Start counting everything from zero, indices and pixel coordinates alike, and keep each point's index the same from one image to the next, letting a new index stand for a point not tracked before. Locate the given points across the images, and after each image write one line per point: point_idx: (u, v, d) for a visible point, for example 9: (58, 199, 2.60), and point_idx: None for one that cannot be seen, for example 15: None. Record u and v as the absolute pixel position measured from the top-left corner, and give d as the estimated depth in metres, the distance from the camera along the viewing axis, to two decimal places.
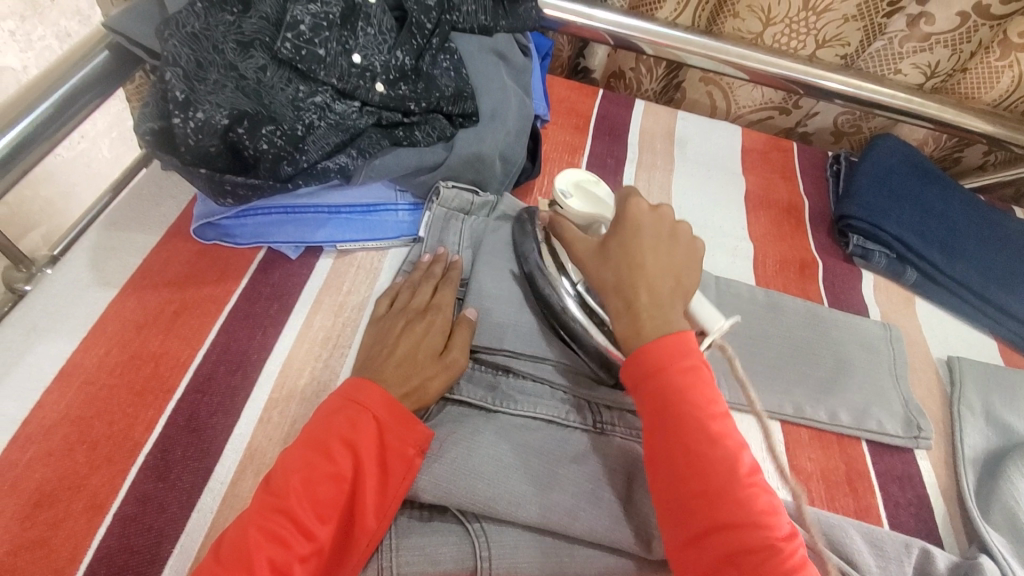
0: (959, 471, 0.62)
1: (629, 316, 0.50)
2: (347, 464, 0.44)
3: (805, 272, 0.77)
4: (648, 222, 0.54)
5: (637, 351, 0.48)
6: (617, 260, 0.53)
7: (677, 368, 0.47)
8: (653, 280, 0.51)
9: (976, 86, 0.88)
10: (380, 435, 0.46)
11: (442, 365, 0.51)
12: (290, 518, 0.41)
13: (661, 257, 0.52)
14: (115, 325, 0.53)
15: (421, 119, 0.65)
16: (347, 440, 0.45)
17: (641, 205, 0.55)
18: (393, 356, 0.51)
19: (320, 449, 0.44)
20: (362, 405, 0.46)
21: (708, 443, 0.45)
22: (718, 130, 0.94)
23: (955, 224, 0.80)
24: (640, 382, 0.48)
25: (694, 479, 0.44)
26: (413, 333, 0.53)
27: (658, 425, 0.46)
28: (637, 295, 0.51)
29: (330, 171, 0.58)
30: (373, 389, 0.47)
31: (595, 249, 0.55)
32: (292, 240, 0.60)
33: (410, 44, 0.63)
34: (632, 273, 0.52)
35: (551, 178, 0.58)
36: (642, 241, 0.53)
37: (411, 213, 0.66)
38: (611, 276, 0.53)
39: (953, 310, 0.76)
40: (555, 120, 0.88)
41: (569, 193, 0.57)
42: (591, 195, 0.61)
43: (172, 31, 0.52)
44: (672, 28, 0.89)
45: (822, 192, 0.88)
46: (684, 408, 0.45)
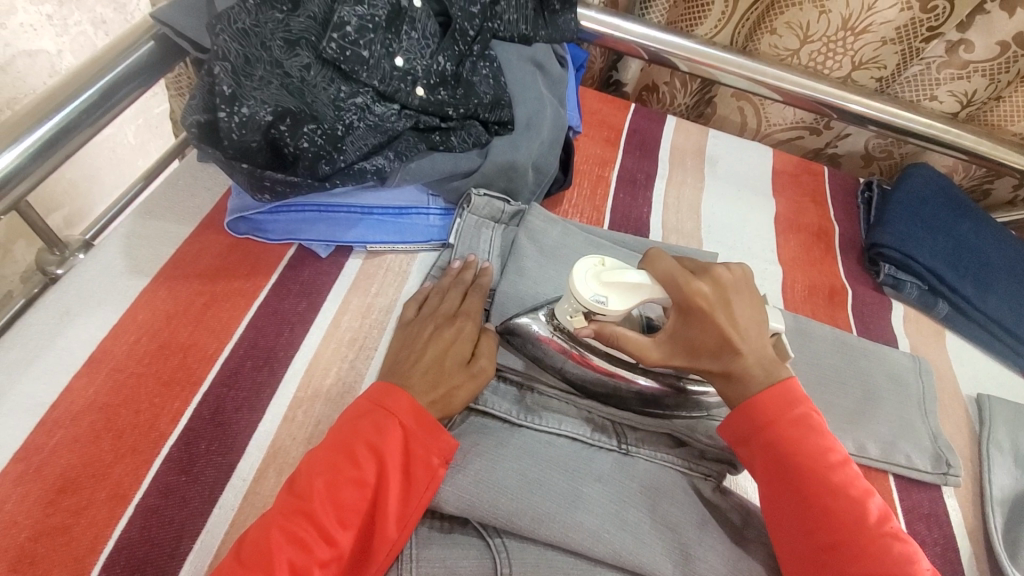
0: (987, 512, 0.60)
1: (739, 391, 0.49)
2: (371, 470, 0.44)
3: (834, 299, 0.76)
4: (714, 296, 0.49)
5: (745, 408, 0.49)
6: (705, 342, 0.49)
7: (788, 420, 0.48)
8: (740, 353, 0.49)
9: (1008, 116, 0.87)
10: (405, 442, 0.45)
11: (469, 374, 0.51)
12: (313, 521, 0.41)
13: (742, 324, 0.50)
14: (146, 314, 0.53)
15: (458, 125, 0.64)
16: (372, 445, 0.44)
17: (695, 281, 0.48)
18: (421, 362, 0.51)
19: (346, 453, 0.44)
20: (389, 410, 0.46)
21: (825, 494, 0.45)
22: (750, 150, 0.93)
23: (988, 258, 0.79)
24: (749, 438, 0.49)
25: (824, 529, 0.44)
26: (441, 339, 0.53)
27: (770, 478, 0.47)
28: (736, 366, 0.49)
29: (366, 172, 0.58)
30: (401, 395, 0.47)
31: (664, 334, 0.51)
32: (323, 239, 0.60)
33: (452, 50, 0.63)
34: (720, 350, 0.49)
35: (584, 266, 0.48)
36: (715, 319, 0.48)
37: (442, 217, 0.66)
38: (696, 357, 0.50)
39: (983, 346, 0.75)
40: (587, 132, 0.88)
41: (615, 280, 0.46)
42: (618, 281, 0.46)
43: (223, 26, 0.52)
44: (708, 45, 0.89)
45: (852, 219, 0.87)
46: (800, 459, 0.46)
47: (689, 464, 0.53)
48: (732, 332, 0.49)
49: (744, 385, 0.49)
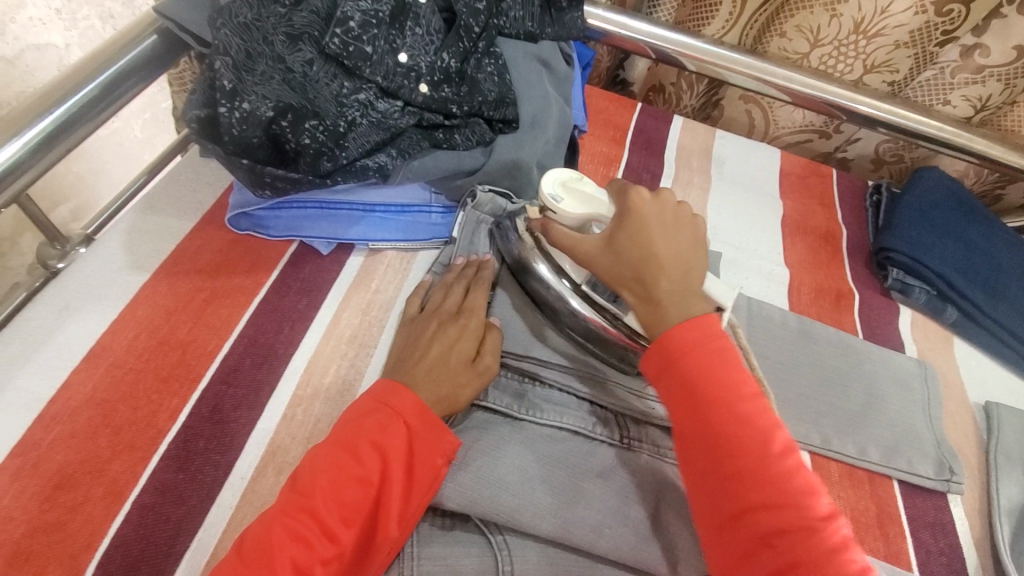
0: (995, 522, 0.59)
1: (651, 311, 0.48)
2: (376, 468, 0.43)
3: (841, 303, 0.74)
4: (651, 209, 0.50)
5: (660, 338, 0.47)
6: (629, 255, 0.49)
7: (703, 350, 0.45)
8: (662, 272, 0.48)
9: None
10: (410, 440, 0.45)
11: (474, 372, 0.50)
12: (315, 518, 0.41)
13: (664, 246, 0.49)
14: (145, 309, 0.53)
15: (462, 122, 0.64)
16: (377, 442, 0.44)
17: (642, 193, 0.51)
18: (424, 359, 0.50)
19: (349, 450, 0.43)
20: (393, 408, 0.46)
21: (738, 428, 0.43)
22: (757, 150, 0.92)
23: (999, 263, 0.78)
24: (664, 369, 0.46)
25: (729, 461, 0.43)
26: (445, 336, 0.52)
27: (682, 409, 0.45)
28: (653, 288, 0.48)
29: (368, 170, 0.58)
30: (405, 393, 0.46)
31: (603, 242, 0.50)
32: (325, 236, 0.60)
33: (457, 47, 0.62)
34: (643, 264, 0.49)
35: (556, 174, 0.54)
36: (646, 230, 0.49)
37: (444, 215, 0.66)
38: (619, 269, 0.49)
39: (992, 353, 0.74)
40: (592, 131, 0.87)
41: (577, 189, 0.53)
42: (581, 193, 0.53)
43: (224, 20, 0.52)
44: (716, 45, 0.88)
45: (860, 221, 0.86)
46: (713, 390, 0.44)
47: None
48: (654, 249, 0.49)
49: (657, 309, 0.48)
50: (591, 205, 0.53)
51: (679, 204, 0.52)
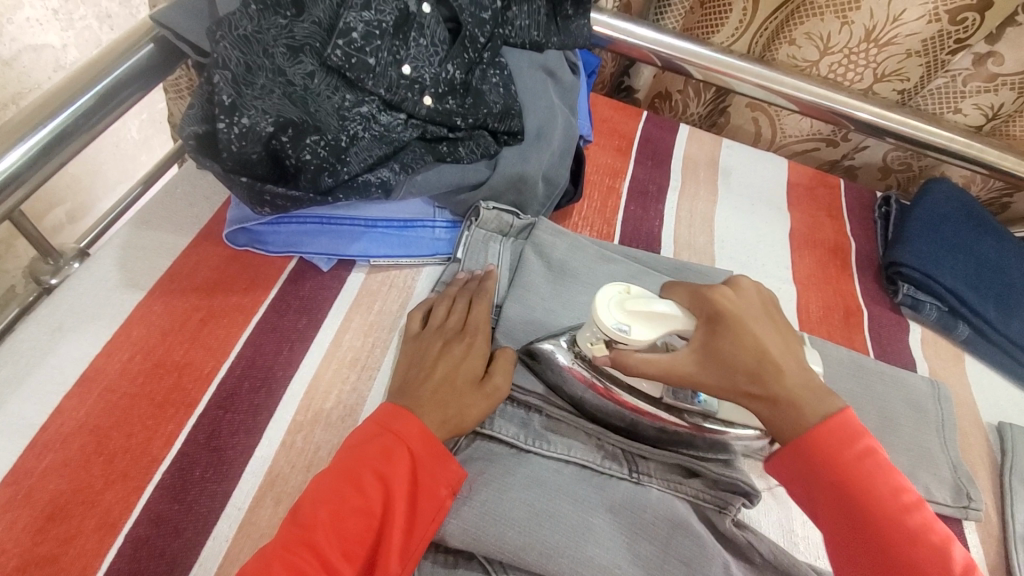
0: (1010, 550, 0.58)
1: (785, 415, 0.44)
2: (376, 497, 0.42)
3: (850, 320, 0.73)
4: (742, 303, 0.46)
5: (803, 447, 0.44)
6: (744, 360, 0.44)
7: (836, 431, 0.43)
8: (780, 372, 0.45)
9: None
10: (412, 468, 0.43)
11: (482, 393, 0.49)
12: (314, 550, 0.39)
13: (775, 346, 0.45)
14: (140, 330, 0.51)
15: (466, 135, 0.62)
16: (378, 470, 0.43)
17: (724, 291, 0.46)
18: (427, 381, 0.49)
19: (350, 479, 0.42)
20: (397, 434, 0.44)
21: (881, 506, 0.42)
22: (765, 161, 0.90)
23: (1010, 278, 0.77)
24: (794, 454, 0.44)
25: (885, 544, 0.41)
26: (449, 358, 0.51)
27: (817, 493, 0.44)
28: (779, 393, 0.44)
29: (371, 185, 0.56)
30: (408, 419, 0.45)
31: (696, 352, 0.45)
32: (325, 253, 0.58)
33: (461, 58, 0.61)
34: (758, 369, 0.45)
35: (609, 293, 0.46)
36: (749, 330, 0.45)
37: (448, 231, 0.64)
38: (732, 378, 0.45)
39: (1004, 371, 0.72)
40: (597, 141, 0.86)
41: (641, 308, 0.44)
42: (647, 311, 0.44)
43: (224, 32, 0.50)
44: (723, 53, 0.87)
45: (869, 234, 0.85)
46: (854, 473, 0.43)
47: (704, 496, 0.50)
48: (766, 350, 0.45)
49: (789, 411, 0.44)
50: (665, 326, 0.45)
51: (763, 292, 0.48)
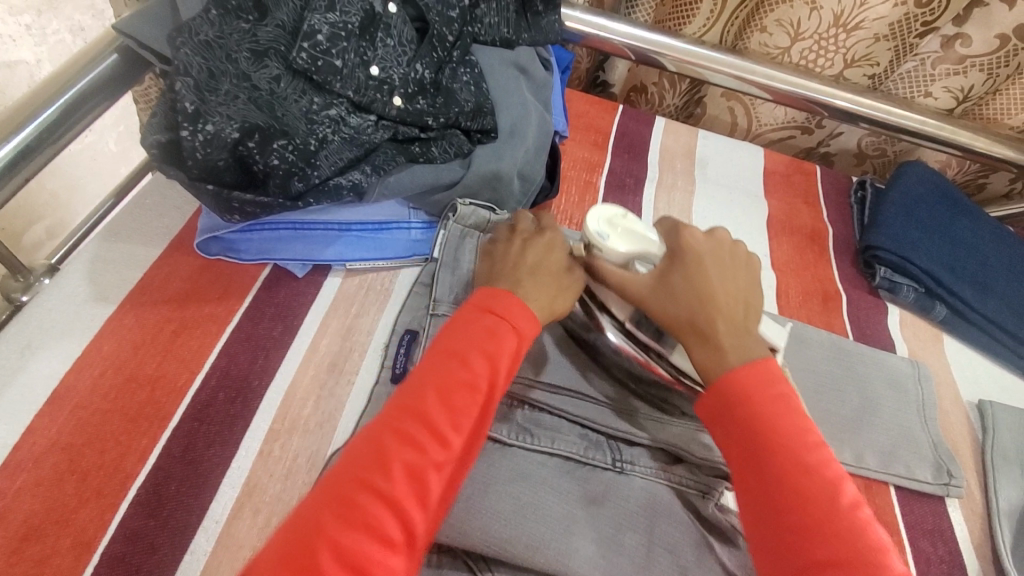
0: (993, 525, 0.59)
1: (710, 355, 0.46)
2: (452, 418, 0.40)
3: (829, 304, 0.74)
4: (707, 246, 0.50)
5: (718, 383, 0.45)
6: (685, 292, 0.47)
7: (764, 393, 0.44)
8: (719, 310, 0.47)
9: (1005, 108, 0.85)
10: (487, 393, 0.42)
11: (569, 280, 0.50)
12: (395, 469, 0.38)
13: (724, 289, 0.48)
14: (111, 345, 0.50)
15: (438, 135, 0.62)
16: (454, 393, 0.41)
17: (694, 232, 0.51)
18: (503, 296, 0.48)
19: (453, 357, 0.43)
20: (493, 313, 0.45)
21: (811, 476, 0.41)
22: (741, 150, 0.91)
23: (986, 257, 0.77)
24: (724, 414, 0.44)
25: (799, 509, 0.40)
26: (523, 269, 0.50)
27: (739, 452, 0.43)
28: (713, 330, 0.46)
29: (343, 188, 0.56)
30: (508, 298, 0.46)
31: (655, 276, 0.49)
32: (299, 258, 0.58)
33: (430, 57, 0.61)
34: (698, 303, 0.47)
35: (606, 209, 0.51)
36: (704, 269, 0.49)
37: (424, 231, 0.63)
38: (676, 308, 0.47)
39: (982, 349, 0.73)
40: (573, 136, 0.86)
41: (627, 228, 0.50)
42: (631, 229, 0.50)
43: (184, 39, 0.50)
44: (696, 45, 0.87)
45: (845, 219, 0.86)
46: (775, 436, 0.42)
47: (687, 481, 0.50)
48: (712, 292, 0.48)
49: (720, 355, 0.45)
50: (641, 244, 0.50)
51: (736, 249, 0.52)
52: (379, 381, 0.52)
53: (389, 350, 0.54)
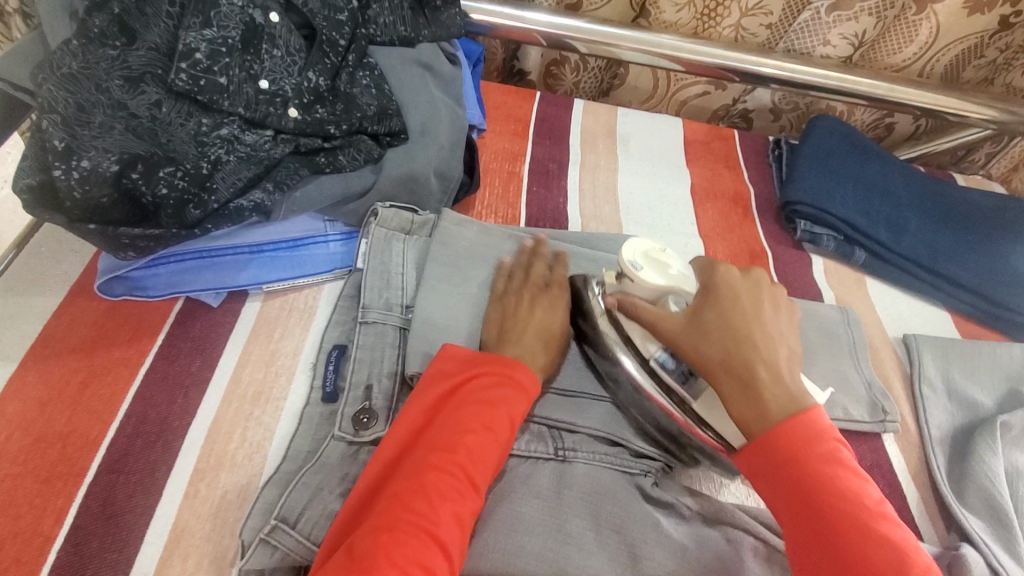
0: (928, 452, 0.61)
1: (745, 399, 0.45)
2: (478, 468, 0.43)
3: (756, 263, 0.76)
4: (744, 288, 0.50)
5: (762, 438, 0.43)
6: (723, 334, 0.47)
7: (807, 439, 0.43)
8: (762, 361, 0.46)
9: (896, 42, 0.88)
10: (505, 445, 0.46)
11: (562, 334, 0.56)
12: (429, 513, 0.40)
13: (762, 327, 0.48)
14: (14, 404, 0.47)
15: (344, 142, 0.60)
16: (482, 443, 0.44)
17: (731, 271, 0.50)
18: (527, 325, 0.55)
19: (479, 422, 0.45)
20: (515, 379, 0.48)
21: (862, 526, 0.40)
22: (659, 123, 0.92)
23: (898, 199, 0.81)
24: (772, 472, 0.43)
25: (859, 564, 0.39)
26: (541, 306, 0.56)
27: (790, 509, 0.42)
28: (755, 377, 0.45)
29: (244, 210, 0.53)
30: (526, 369, 0.49)
31: (690, 319, 0.48)
32: (211, 287, 0.56)
33: (323, 64, 0.59)
34: (739, 350, 0.46)
35: (638, 242, 0.50)
36: (740, 309, 0.48)
37: (344, 243, 0.61)
38: (715, 360, 0.46)
39: (904, 287, 0.76)
40: (493, 127, 0.85)
41: (661, 262, 0.49)
42: (664, 264, 0.49)
43: (48, 74, 0.49)
44: (603, 25, 0.87)
45: (766, 178, 0.88)
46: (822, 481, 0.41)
47: (629, 461, 0.51)
48: (749, 333, 0.47)
49: (757, 397, 0.44)
50: (672, 280, 0.49)
51: (775, 292, 0.51)
52: (309, 403, 0.51)
53: (318, 368, 0.53)
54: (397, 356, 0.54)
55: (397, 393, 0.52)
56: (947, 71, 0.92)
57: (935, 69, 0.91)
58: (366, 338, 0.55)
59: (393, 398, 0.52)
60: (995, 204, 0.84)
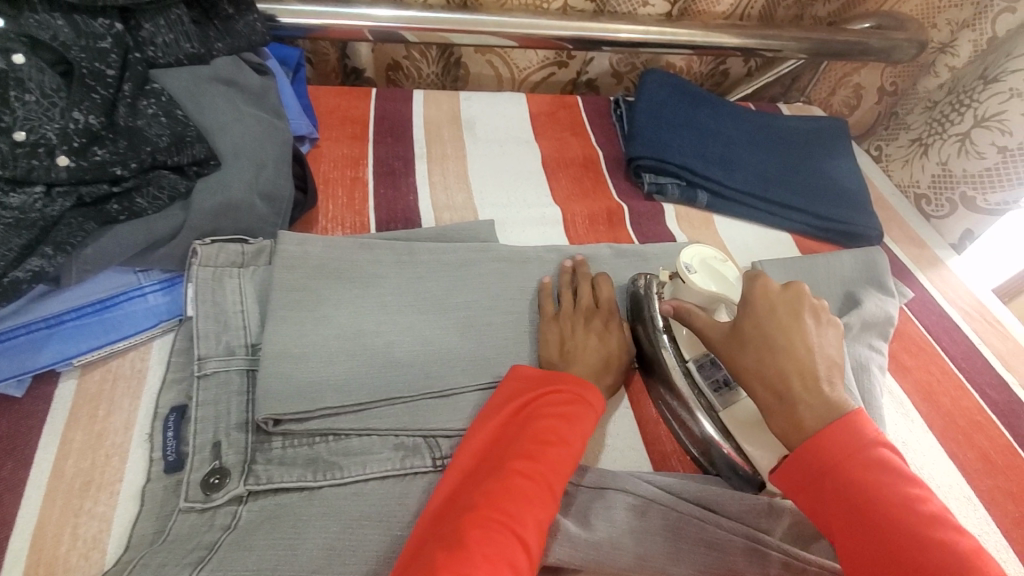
0: None
1: (790, 421, 0.45)
2: (557, 478, 0.44)
3: (613, 220, 0.77)
4: (783, 302, 0.49)
5: (807, 446, 0.43)
6: (760, 346, 0.48)
7: (867, 457, 0.42)
8: (806, 378, 0.46)
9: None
10: (578, 457, 0.46)
11: (625, 358, 0.58)
12: (516, 513, 0.40)
13: (804, 341, 0.48)
14: None
15: (139, 182, 0.54)
16: (558, 455, 0.45)
17: (770, 284, 0.50)
18: (584, 347, 0.56)
19: (553, 436, 0.46)
20: (579, 394, 0.50)
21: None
22: (504, 101, 0.91)
23: (730, 138, 0.86)
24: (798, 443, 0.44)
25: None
26: (596, 330, 0.58)
27: (834, 513, 0.41)
28: (793, 393, 0.45)
29: (21, 283, 0.46)
30: (591, 386, 0.51)
31: (730, 331, 0.50)
32: (8, 376, 0.49)
33: (90, 99, 0.52)
34: (789, 376, 0.46)
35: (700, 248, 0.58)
36: (778, 317, 0.48)
37: (165, 293, 0.56)
38: (760, 375, 0.47)
39: (748, 218, 0.81)
40: (328, 134, 0.81)
41: (714, 270, 0.56)
42: (717, 272, 0.56)
43: None
44: (427, 9, 0.84)
45: (612, 138, 0.90)
46: (892, 520, 0.39)
47: None
48: (788, 347, 0.47)
49: (796, 415, 0.45)
50: (721, 287, 0.55)
51: (824, 310, 0.51)
52: (150, 479, 0.46)
53: (155, 438, 0.48)
54: (245, 403, 0.51)
55: (251, 443, 0.49)
56: (761, 14, 0.98)
57: (753, 13, 0.97)
58: (207, 392, 0.50)
59: (247, 449, 0.48)
60: (814, 127, 0.91)
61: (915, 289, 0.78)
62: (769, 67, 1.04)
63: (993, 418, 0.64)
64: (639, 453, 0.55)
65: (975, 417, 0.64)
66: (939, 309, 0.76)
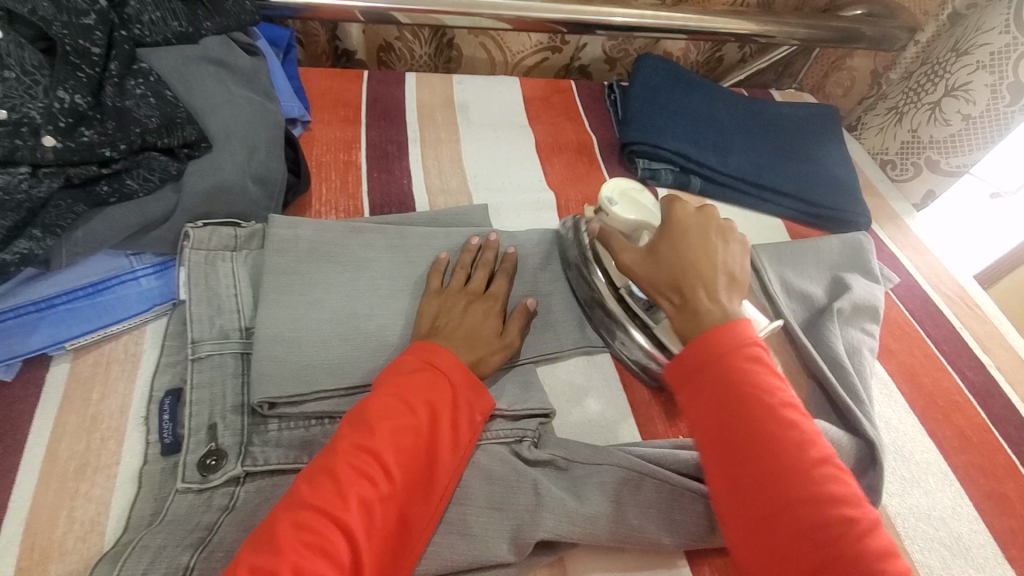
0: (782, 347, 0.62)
1: (690, 317, 0.48)
2: (393, 457, 0.43)
3: None
4: (696, 221, 0.54)
5: (700, 339, 0.46)
6: (671, 262, 0.51)
7: (741, 356, 0.44)
8: (705, 279, 0.50)
9: None
10: (427, 430, 0.45)
11: (501, 343, 0.54)
12: (337, 529, 0.39)
13: (710, 252, 0.52)
14: None
15: (128, 164, 0.53)
16: (396, 432, 0.44)
17: (686, 208, 0.55)
18: (456, 326, 0.53)
19: (396, 411, 0.44)
20: (438, 368, 0.48)
21: (806, 484, 0.40)
22: (497, 85, 0.91)
23: (722, 123, 0.86)
24: (699, 373, 0.45)
25: (799, 532, 0.39)
26: (477, 309, 0.56)
27: (720, 449, 0.43)
28: (694, 294, 0.49)
29: (8, 265, 0.46)
30: (447, 354, 0.49)
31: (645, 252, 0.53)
32: None
33: (75, 78, 0.51)
34: (687, 274, 0.50)
35: (620, 182, 0.63)
36: (689, 239, 0.52)
37: (158, 276, 0.56)
38: (661, 278, 0.51)
39: (739, 203, 0.82)
40: (320, 116, 0.80)
41: (634, 200, 0.61)
42: (637, 201, 0.60)
43: None
44: None
45: (606, 123, 0.90)
46: (757, 415, 0.42)
47: (505, 433, 0.51)
48: (695, 259, 0.51)
49: (694, 311, 0.48)
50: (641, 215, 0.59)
51: (732, 233, 0.55)
52: (147, 461, 0.47)
53: (151, 421, 0.48)
54: (240, 385, 0.50)
55: (248, 425, 0.49)
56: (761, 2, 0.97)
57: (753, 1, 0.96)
58: (201, 376, 0.50)
59: (244, 432, 0.48)
60: (805, 114, 0.92)
61: (901, 275, 0.79)
62: (764, 54, 1.03)
63: (972, 399, 0.66)
64: (632, 433, 0.56)
65: (954, 398, 0.66)
66: (923, 294, 0.77)
